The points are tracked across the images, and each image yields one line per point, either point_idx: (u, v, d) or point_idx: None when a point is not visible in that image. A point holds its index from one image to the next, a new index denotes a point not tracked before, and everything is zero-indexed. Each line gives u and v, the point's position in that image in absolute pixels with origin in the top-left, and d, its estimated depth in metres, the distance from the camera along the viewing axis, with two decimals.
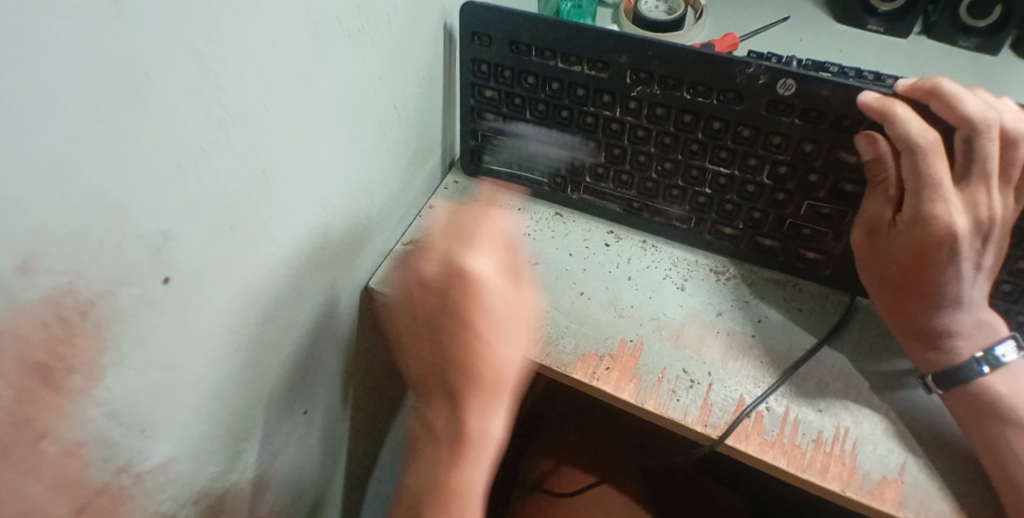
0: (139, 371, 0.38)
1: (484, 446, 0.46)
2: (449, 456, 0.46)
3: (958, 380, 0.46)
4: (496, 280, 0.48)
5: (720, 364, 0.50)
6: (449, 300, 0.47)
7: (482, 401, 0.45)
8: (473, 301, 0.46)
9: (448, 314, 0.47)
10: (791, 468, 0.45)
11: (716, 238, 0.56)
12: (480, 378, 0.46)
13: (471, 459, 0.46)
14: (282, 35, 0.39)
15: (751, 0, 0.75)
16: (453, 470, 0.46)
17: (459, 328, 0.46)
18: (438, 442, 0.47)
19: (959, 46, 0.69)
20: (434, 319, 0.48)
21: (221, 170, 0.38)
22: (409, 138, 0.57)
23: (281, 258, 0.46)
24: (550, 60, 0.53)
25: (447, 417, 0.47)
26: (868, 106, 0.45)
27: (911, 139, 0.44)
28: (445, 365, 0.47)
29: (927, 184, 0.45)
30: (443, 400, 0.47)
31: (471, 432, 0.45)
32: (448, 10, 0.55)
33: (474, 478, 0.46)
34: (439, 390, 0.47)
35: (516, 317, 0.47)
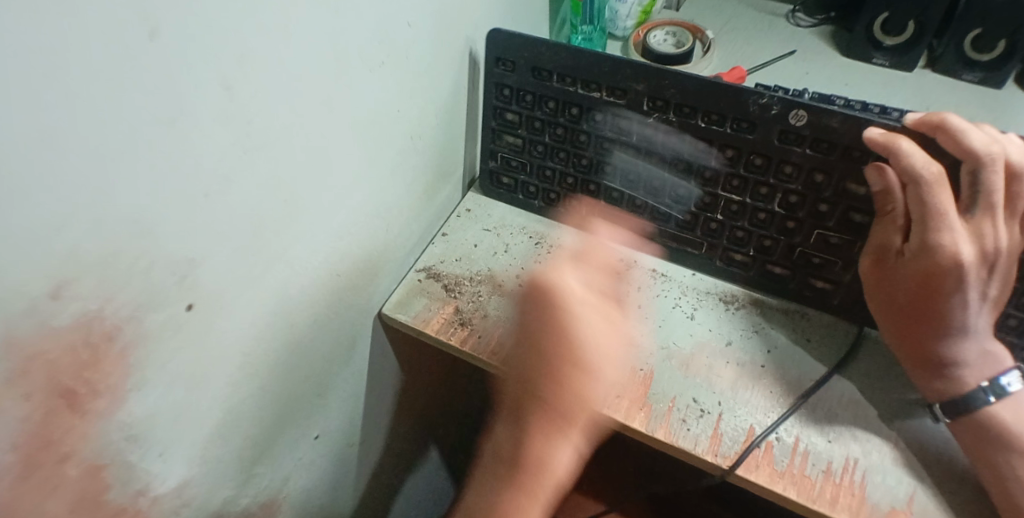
0: (159, 395, 0.38)
1: (540, 473, 0.45)
2: (512, 491, 0.45)
3: (966, 409, 0.46)
4: (582, 297, 0.48)
5: (730, 393, 0.50)
6: (546, 330, 0.46)
7: (544, 425, 0.44)
8: (561, 328, 0.45)
9: (546, 342, 0.46)
10: (801, 498, 0.45)
11: (728, 264, 0.57)
12: (558, 410, 0.44)
13: (536, 492, 0.45)
14: (308, 68, 0.40)
15: (758, 34, 0.77)
16: (524, 510, 0.44)
17: (547, 358, 0.45)
18: (505, 468, 0.46)
19: (963, 79, 0.71)
20: (533, 350, 0.47)
21: (248, 197, 0.39)
22: (425, 167, 0.58)
23: (301, 283, 0.47)
24: (570, 85, 0.54)
25: (509, 438, 0.46)
26: (873, 141, 0.46)
27: (916, 172, 0.45)
28: (523, 386, 0.46)
29: (933, 215, 0.46)
30: (512, 422, 0.46)
31: (546, 465, 0.44)
32: (472, 37, 0.57)
33: (527, 514, 0.44)
34: (512, 412, 0.47)
35: (605, 330, 0.47)
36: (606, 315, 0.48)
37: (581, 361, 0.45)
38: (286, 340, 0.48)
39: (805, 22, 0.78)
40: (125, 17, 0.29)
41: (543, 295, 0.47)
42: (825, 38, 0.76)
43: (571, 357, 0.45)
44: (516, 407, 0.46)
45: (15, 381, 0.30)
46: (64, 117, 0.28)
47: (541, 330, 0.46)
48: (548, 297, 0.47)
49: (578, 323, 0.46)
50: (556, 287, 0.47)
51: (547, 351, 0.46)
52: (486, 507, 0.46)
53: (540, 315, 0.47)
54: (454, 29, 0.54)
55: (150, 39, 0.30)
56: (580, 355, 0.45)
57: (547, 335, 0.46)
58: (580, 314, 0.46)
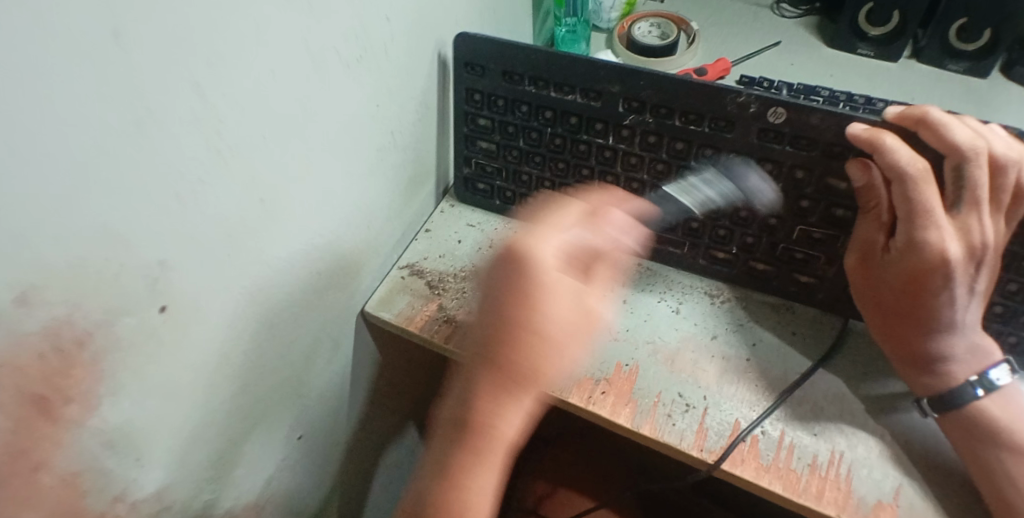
0: (134, 401, 0.38)
1: (491, 437, 0.44)
2: (461, 450, 0.45)
3: (953, 405, 0.46)
4: (558, 270, 0.45)
5: (716, 388, 0.50)
6: (500, 298, 0.45)
7: (498, 394, 0.44)
8: (536, 289, 0.44)
9: (514, 299, 0.44)
10: (787, 493, 0.45)
11: (711, 262, 0.56)
12: (516, 370, 0.44)
13: (488, 456, 0.45)
14: (281, 64, 0.39)
15: (743, 26, 0.77)
16: (478, 474, 0.45)
17: (520, 312, 0.44)
18: (452, 429, 0.46)
19: (949, 68, 0.70)
20: (502, 308, 0.45)
21: (221, 198, 0.38)
22: (405, 164, 0.57)
23: (279, 282, 0.46)
24: (544, 89, 0.53)
25: (459, 399, 0.46)
26: (856, 137, 0.45)
27: (902, 168, 0.45)
28: (494, 346, 0.44)
29: (918, 213, 0.45)
30: (462, 385, 0.46)
31: (494, 429, 0.44)
32: (442, 40, 0.56)
33: (476, 470, 0.45)
34: (474, 364, 0.45)
35: (574, 308, 0.45)
36: (575, 288, 0.45)
37: (543, 336, 0.44)
38: (265, 341, 0.47)
39: (789, 13, 0.78)
40: (86, 14, 0.28)
41: (524, 265, 0.45)
42: (810, 29, 0.76)
43: (528, 340, 0.44)
44: (473, 374, 0.45)
45: None
46: (24, 120, 0.27)
47: (530, 295, 0.44)
48: (519, 264, 0.45)
49: (535, 282, 0.44)
50: (532, 254, 0.45)
51: (506, 327, 0.44)
52: (441, 466, 0.46)
53: (522, 283, 0.44)
54: (432, 23, 0.53)
55: (113, 39, 0.29)
56: (557, 319, 0.44)
57: (530, 309, 0.44)
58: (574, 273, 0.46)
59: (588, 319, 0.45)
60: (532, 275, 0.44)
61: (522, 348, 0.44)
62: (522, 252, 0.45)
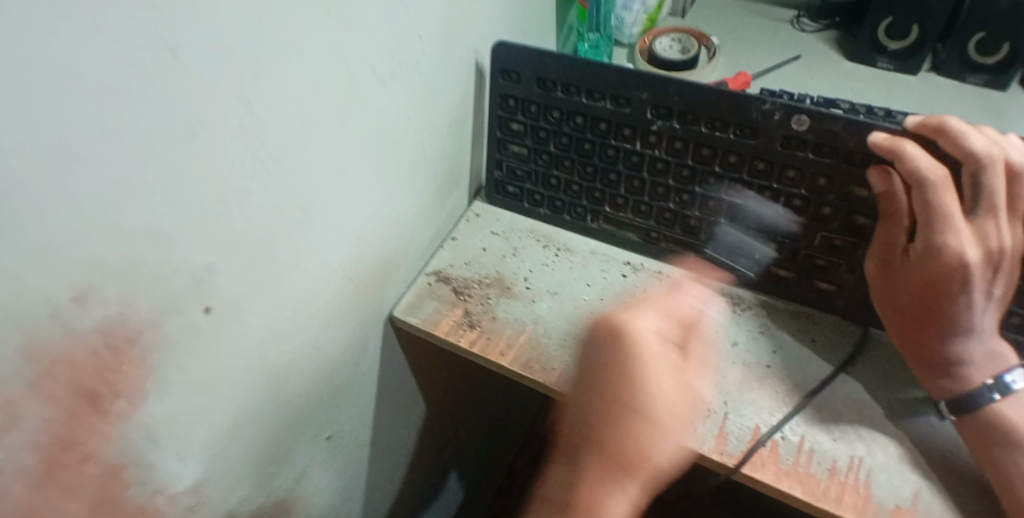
0: (177, 397, 0.39)
1: (638, 461, 0.45)
2: (611, 474, 0.46)
3: (971, 407, 0.47)
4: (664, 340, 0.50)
5: (736, 394, 0.50)
6: (634, 337, 0.49)
7: (638, 414, 0.46)
8: (637, 338, 0.49)
9: (637, 346, 0.48)
10: (806, 497, 0.45)
11: (731, 269, 0.57)
12: (657, 404, 0.47)
13: (631, 476, 0.45)
14: (321, 78, 0.41)
15: (763, 40, 0.78)
16: (611, 491, 0.45)
17: (618, 357, 0.48)
18: (583, 464, 0.47)
19: (968, 82, 0.72)
20: (601, 357, 0.50)
21: (262, 205, 0.40)
22: (433, 174, 0.58)
23: (314, 285, 0.48)
24: (576, 96, 0.55)
25: (585, 434, 0.47)
26: (878, 145, 0.46)
27: (921, 175, 0.46)
28: (608, 379, 0.48)
29: (937, 217, 0.46)
30: (598, 419, 0.47)
31: (641, 448, 0.45)
32: (480, 50, 0.58)
33: (615, 494, 0.45)
34: (594, 413, 0.48)
35: (631, 373, 0.47)
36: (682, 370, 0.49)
37: (648, 361, 0.47)
38: (298, 342, 0.49)
39: (809, 27, 0.79)
40: (148, 32, 0.30)
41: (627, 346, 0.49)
42: (830, 43, 0.77)
43: (632, 365, 0.47)
44: (575, 447, 0.47)
45: (40, 383, 0.32)
46: (89, 129, 0.29)
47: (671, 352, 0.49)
48: (621, 318, 0.50)
49: (642, 334, 0.49)
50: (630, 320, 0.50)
51: (621, 356, 0.48)
52: (568, 490, 0.47)
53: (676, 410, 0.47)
54: (461, 38, 0.55)
55: (170, 53, 0.32)
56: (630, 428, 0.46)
57: (636, 351, 0.48)
58: (651, 309, 0.52)
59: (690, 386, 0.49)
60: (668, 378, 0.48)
61: (623, 376, 0.47)
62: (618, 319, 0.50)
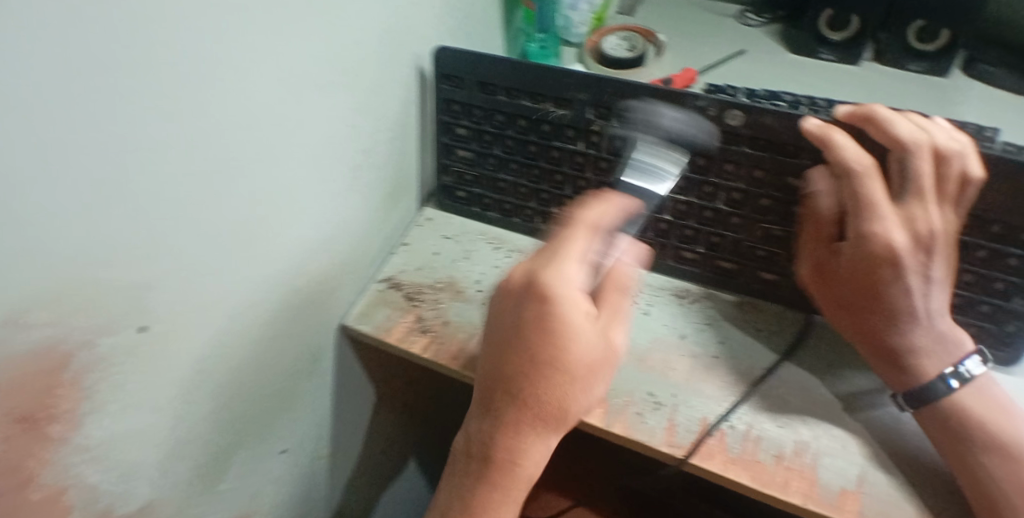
0: (117, 417, 0.39)
1: (512, 472, 0.42)
2: (488, 483, 0.42)
3: (926, 399, 0.47)
4: (578, 301, 0.41)
5: (684, 385, 0.51)
6: (532, 315, 0.41)
7: (532, 413, 0.41)
8: (555, 312, 0.40)
9: (550, 319, 0.40)
10: (754, 483, 0.46)
11: (679, 263, 0.58)
12: (544, 404, 0.41)
13: (512, 489, 0.43)
14: (251, 91, 0.41)
15: (710, 35, 0.79)
16: (501, 504, 0.42)
17: (535, 329, 0.40)
18: (476, 464, 0.43)
19: (910, 69, 0.73)
20: (512, 319, 0.42)
21: (197, 221, 0.40)
22: (381, 180, 0.58)
23: (258, 297, 0.47)
24: (518, 99, 0.56)
25: (481, 430, 0.43)
26: (808, 131, 0.48)
27: (846, 163, 0.46)
28: (510, 360, 0.41)
29: (864, 206, 0.47)
30: (485, 416, 0.42)
31: (520, 465, 0.42)
32: (420, 57, 0.58)
33: (502, 507, 0.42)
34: (494, 404, 0.42)
35: (594, 337, 0.41)
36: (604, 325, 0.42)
37: (561, 349, 0.40)
38: (243, 356, 0.48)
39: (754, 21, 0.80)
40: (71, 54, 0.30)
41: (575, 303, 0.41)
42: (775, 36, 0.78)
43: (546, 327, 0.40)
44: (504, 399, 0.41)
45: None
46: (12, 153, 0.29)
47: (552, 318, 0.40)
48: (545, 298, 0.40)
49: (560, 308, 0.40)
50: (552, 289, 0.41)
51: (535, 327, 0.40)
52: (466, 499, 0.43)
53: (580, 373, 0.41)
54: (401, 44, 0.55)
55: (92, 72, 0.31)
56: (586, 383, 0.41)
57: (548, 323, 0.40)
58: (576, 244, 0.43)
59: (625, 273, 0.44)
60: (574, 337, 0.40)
61: (545, 375, 0.40)
62: (540, 284, 0.41)
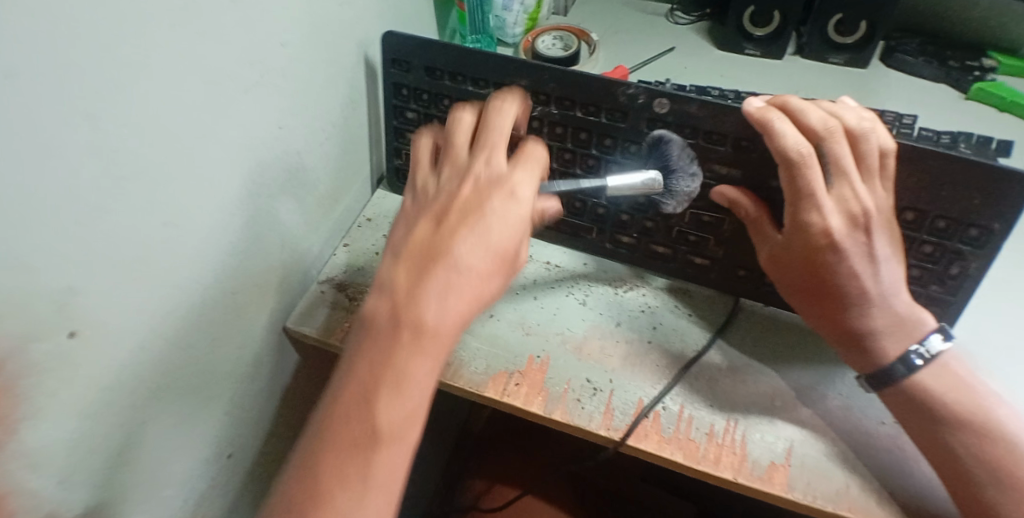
0: (52, 425, 0.39)
1: (424, 341, 0.40)
2: (392, 348, 0.40)
3: (890, 382, 0.48)
4: (524, 191, 0.44)
5: (620, 371, 0.53)
6: (479, 193, 0.43)
7: (452, 279, 0.40)
8: (499, 194, 0.43)
9: (496, 195, 0.43)
10: (686, 461, 0.48)
11: (615, 247, 0.60)
12: (472, 266, 0.41)
13: (417, 361, 0.40)
14: (176, 93, 0.41)
15: (641, 33, 0.81)
16: (402, 376, 0.39)
17: (475, 210, 0.43)
18: (383, 331, 0.40)
19: (831, 61, 0.77)
20: (456, 199, 0.44)
21: (123, 224, 0.40)
22: (319, 180, 0.59)
23: (194, 300, 0.47)
24: (462, 84, 0.56)
25: (398, 294, 0.41)
26: (749, 115, 0.49)
27: (787, 149, 0.47)
28: (447, 232, 0.42)
29: (804, 195, 0.48)
30: (406, 281, 0.41)
31: (430, 332, 0.40)
32: (365, 42, 0.60)
33: (402, 380, 0.39)
34: (417, 269, 0.41)
35: (523, 227, 0.43)
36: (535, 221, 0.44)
37: (494, 223, 0.42)
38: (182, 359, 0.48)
39: (683, 19, 0.83)
40: None
41: (490, 184, 0.44)
42: (703, 33, 0.81)
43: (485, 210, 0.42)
44: (422, 260, 0.41)
45: None
46: None
47: (477, 198, 0.43)
48: (501, 182, 0.44)
49: (506, 191, 0.43)
50: (506, 178, 0.44)
51: (478, 207, 0.43)
52: (362, 371, 0.40)
53: (486, 241, 0.42)
54: (333, 44, 0.56)
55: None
56: (493, 251, 0.41)
57: (493, 199, 0.43)
58: (532, 158, 0.46)
59: (540, 168, 0.45)
60: (487, 208, 0.42)
61: (481, 240, 0.41)
62: (496, 174, 0.44)
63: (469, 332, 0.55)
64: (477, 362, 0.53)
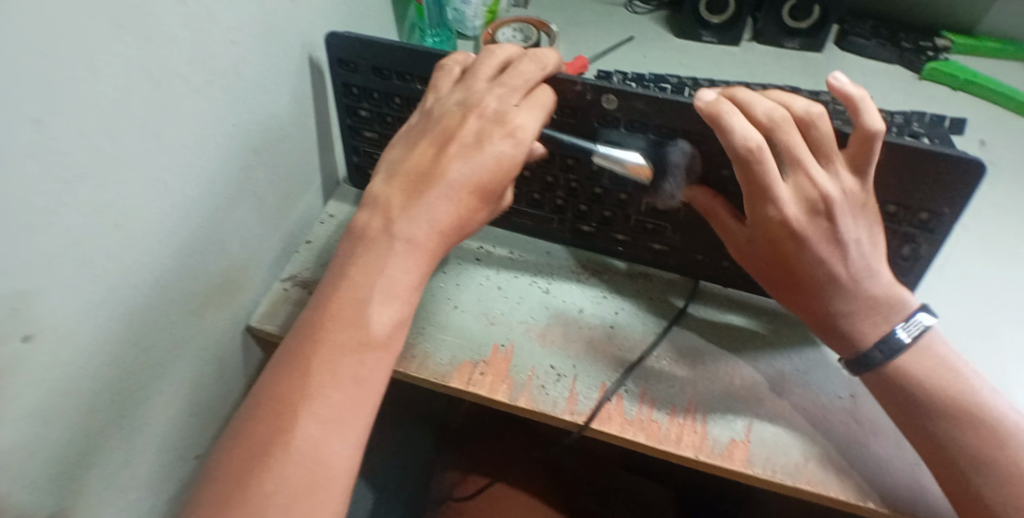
0: (10, 429, 0.39)
1: (406, 251, 0.45)
2: (379, 252, 0.45)
3: (868, 366, 0.48)
4: (528, 129, 0.48)
5: (583, 356, 0.54)
6: (484, 126, 0.47)
7: (439, 201, 0.46)
8: (502, 128, 0.47)
9: (497, 129, 0.47)
10: (649, 441, 0.49)
11: (576, 236, 0.60)
12: (457, 191, 0.46)
13: (399, 269, 0.45)
14: (124, 94, 0.41)
15: (600, 24, 0.82)
16: (384, 278, 0.45)
17: (478, 139, 0.47)
18: (375, 234, 0.46)
19: (787, 46, 0.78)
20: (463, 124, 0.48)
21: (75, 227, 0.40)
22: (278, 177, 0.59)
23: (154, 300, 0.47)
24: (411, 82, 0.56)
25: (395, 203, 0.46)
26: (700, 111, 0.47)
27: (734, 143, 0.46)
28: (448, 154, 0.47)
29: (757, 189, 0.47)
30: (402, 193, 0.47)
31: (413, 244, 0.45)
32: (310, 43, 0.59)
33: (382, 283, 0.45)
34: (414, 183, 0.47)
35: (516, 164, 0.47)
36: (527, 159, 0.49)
37: (490, 156, 0.46)
38: (144, 360, 0.48)
39: (641, 9, 0.84)
40: None
41: (497, 121, 0.48)
42: (661, 22, 0.82)
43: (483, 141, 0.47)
44: (417, 181, 0.47)
45: None
46: None
47: (479, 135, 0.47)
48: (505, 120, 0.48)
49: (511, 127, 0.47)
50: (511, 117, 0.48)
51: (481, 141, 0.47)
52: (353, 269, 0.45)
53: (479, 174, 0.46)
54: (287, 40, 0.55)
55: None
56: (478, 183, 0.46)
57: (495, 133, 0.47)
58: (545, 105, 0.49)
59: (545, 112, 0.49)
60: (486, 145, 0.47)
61: (473, 169, 0.46)
62: (501, 110, 0.48)
63: (434, 325, 0.56)
64: (442, 354, 0.54)
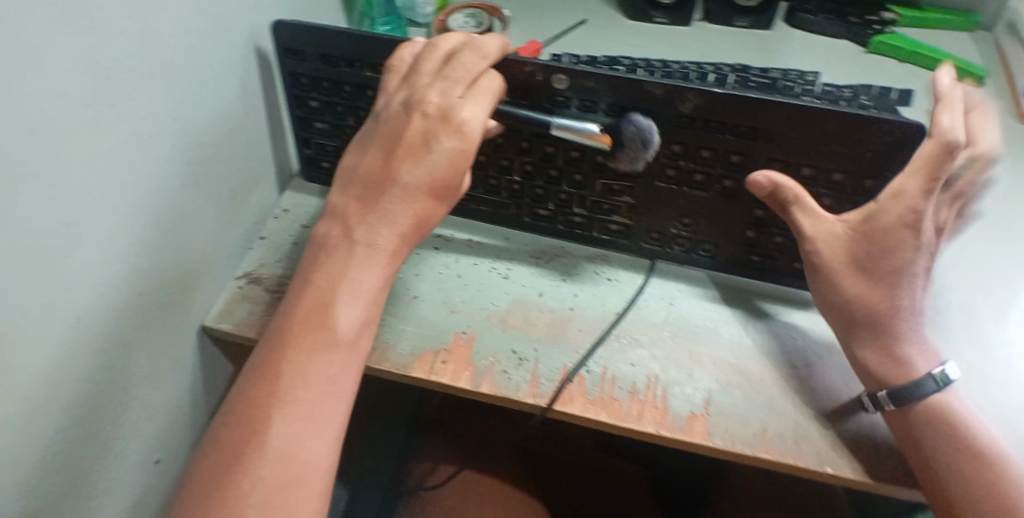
0: None
1: (370, 255, 0.45)
2: (344, 257, 0.45)
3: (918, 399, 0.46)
4: (476, 124, 0.47)
5: (545, 340, 0.54)
6: (430, 124, 0.47)
7: (398, 201, 0.46)
8: (450, 125, 0.46)
9: (445, 127, 0.46)
10: (612, 419, 0.49)
11: (535, 221, 0.60)
12: (416, 191, 0.46)
13: (365, 273, 0.45)
14: (57, 88, 0.39)
15: (553, 8, 0.82)
16: (350, 283, 0.44)
17: (426, 138, 0.46)
18: (338, 241, 0.46)
19: (737, 25, 0.79)
20: (408, 123, 0.47)
21: (12, 227, 0.38)
22: (229, 172, 0.57)
23: (103, 302, 0.46)
24: (360, 70, 0.55)
25: (353, 209, 0.46)
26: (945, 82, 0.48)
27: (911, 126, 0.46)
28: (400, 154, 0.46)
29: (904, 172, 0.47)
30: (359, 199, 0.46)
31: (376, 247, 0.45)
32: (257, 34, 0.57)
33: (349, 287, 0.44)
34: (371, 186, 0.46)
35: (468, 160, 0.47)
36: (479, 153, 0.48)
37: (442, 154, 0.46)
38: (95, 364, 0.46)
39: None
40: None
41: (442, 119, 0.46)
42: (613, 4, 0.82)
43: (431, 141, 0.46)
44: (371, 187, 0.46)
45: None
46: None
47: (425, 136, 0.46)
48: (451, 116, 0.47)
49: (458, 125, 0.46)
50: (457, 113, 0.47)
51: (429, 140, 0.46)
52: (317, 277, 0.45)
53: (434, 174, 0.46)
54: (232, 29, 0.54)
55: None
56: (433, 181, 0.46)
57: (442, 131, 0.46)
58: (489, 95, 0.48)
59: (492, 99, 0.48)
60: (434, 144, 0.46)
61: (429, 168, 0.46)
62: (446, 107, 0.47)
63: (394, 315, 0.55)
64: (403, 344, 0.53)
